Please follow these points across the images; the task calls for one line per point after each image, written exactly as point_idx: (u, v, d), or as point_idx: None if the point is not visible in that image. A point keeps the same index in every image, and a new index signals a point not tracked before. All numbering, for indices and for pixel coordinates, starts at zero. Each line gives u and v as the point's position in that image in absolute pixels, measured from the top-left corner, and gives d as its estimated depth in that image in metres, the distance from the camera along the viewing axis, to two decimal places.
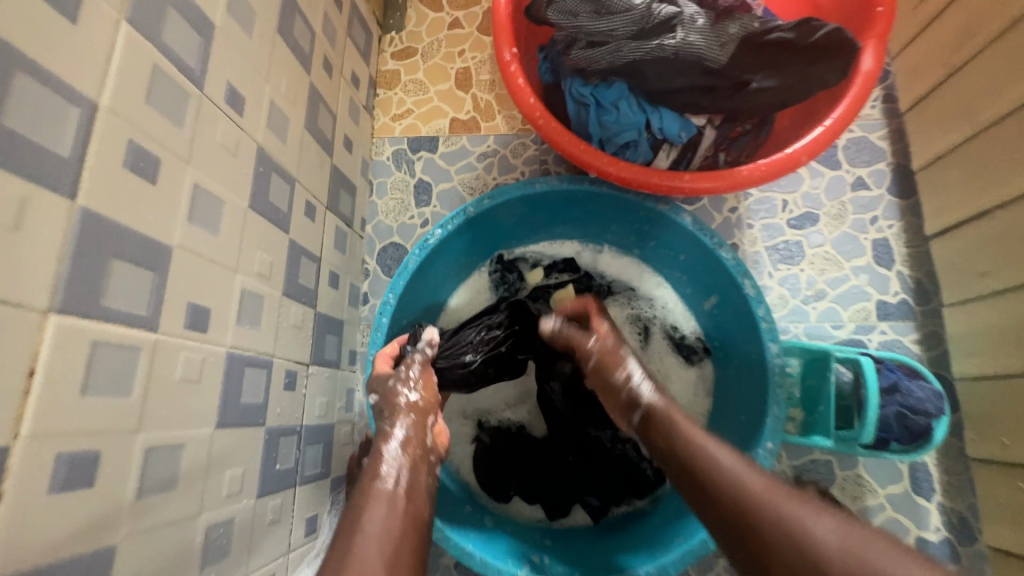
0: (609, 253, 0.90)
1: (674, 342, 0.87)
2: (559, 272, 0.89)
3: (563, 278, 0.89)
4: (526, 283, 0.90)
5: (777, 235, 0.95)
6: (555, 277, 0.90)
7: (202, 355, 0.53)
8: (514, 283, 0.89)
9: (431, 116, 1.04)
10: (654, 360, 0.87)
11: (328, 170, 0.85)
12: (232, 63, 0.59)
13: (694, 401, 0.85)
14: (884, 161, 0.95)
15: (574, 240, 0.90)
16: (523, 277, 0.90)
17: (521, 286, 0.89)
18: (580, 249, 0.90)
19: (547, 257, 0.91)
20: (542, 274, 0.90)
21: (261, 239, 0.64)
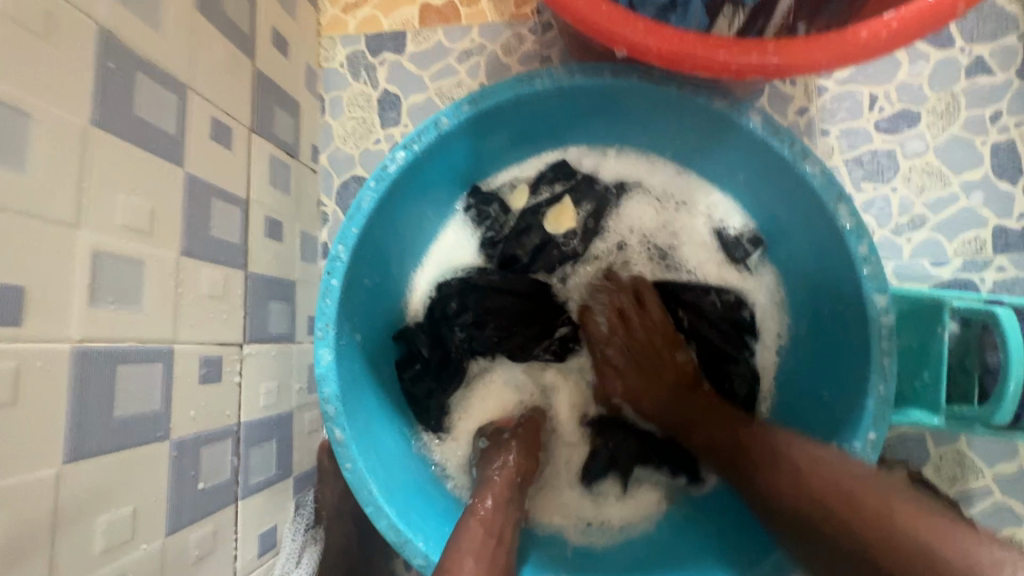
0: (624, 151, 0.65)
1: (732, 240, 0.64)
2: (550, 184, 0.66)
3: (558, 190, 0.66)
4: (511, 214, 0.67)
5: (861, 142, 0.71)
6: (547, 191, 0.66)
7: (15, 362, 0.34)
8: (498, 217, 0.67)
9: (395, 3, 0.78)
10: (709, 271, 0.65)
11: (250, 76, 0.62)
12: None
13: (763, 345, 0.64)
14: (1015, 34, 0.69)
15: (573, 146, 0.66)
16: (506, 206, 0.67)
17: (506, 218, 0.67)
18: (579, 152, 0.66)
19: (534, 172, 0.67)
20: (529, 193, 0.67)
21: (128, 176, 0.43)
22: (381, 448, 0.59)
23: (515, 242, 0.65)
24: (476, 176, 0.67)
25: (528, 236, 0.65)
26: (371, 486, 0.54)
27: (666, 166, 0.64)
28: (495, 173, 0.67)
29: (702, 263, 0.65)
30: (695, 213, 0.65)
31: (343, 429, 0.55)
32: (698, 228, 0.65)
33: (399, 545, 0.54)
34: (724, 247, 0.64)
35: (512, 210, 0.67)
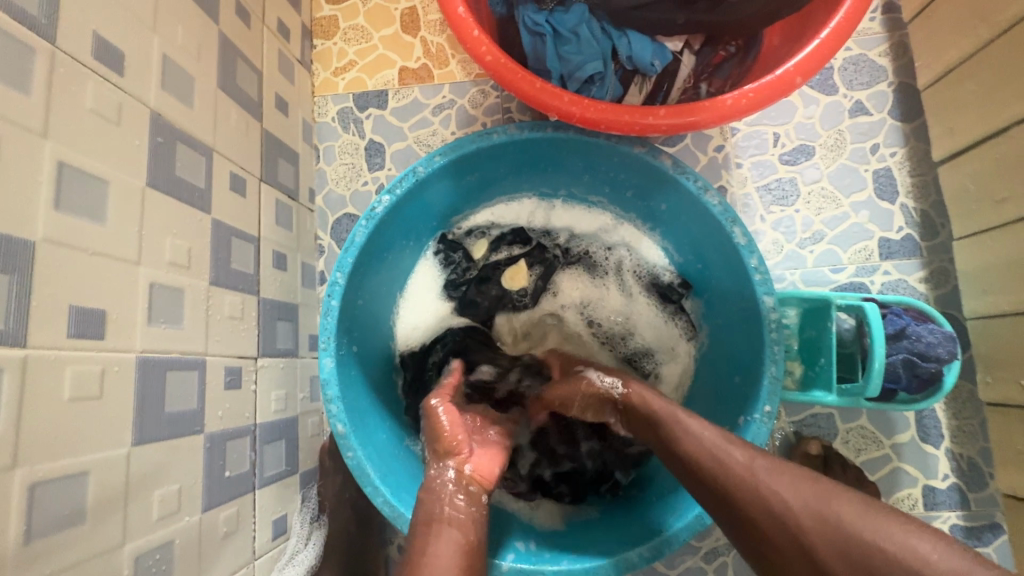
0: (564, 207, 0.81)
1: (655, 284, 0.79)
2: (508, 245, 0.82)
3: (515, 252, 0.82)
4: (475, 262, 0.82)
5: (769, 173, 0.85)
6: (505, 250, 0.83)
7: (99, 366, 0.45)
8: (460, 263, 0.82)
9: (378, 66, 0.93)
10: (637, 311, 0.80)
11: (258, 136, 0.74)
12: (96, 11, 0.48)
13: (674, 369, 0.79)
14: (886, 82, 0.85)
15: (524, 200, 0.81)
16: (471, 255, 0.82)
17: (470, 265, 0.82)
18: (530, 209, 0.81)
19: (496, 228, 0.83)
20: (490, 246, 0.83)
21: (171, 223, 0.55)
22: (375, 439, 0.70)
23: (477, 289, 0.81)
24: (446, 225, 0.82)
25: (487, 283, 0.81)
26: (368, 470, 0.65)
27: (601, 215, 0.80)
28: (460, 224, 0.82)
29: (630, 311, 0.80)
30: (627, 266, 0.80)
31: (343, 423, 0.66)
32: (624, 282, 0.80)
33: (393, 517, 0.65)
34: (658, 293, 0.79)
35: (475, 259, 0.83)
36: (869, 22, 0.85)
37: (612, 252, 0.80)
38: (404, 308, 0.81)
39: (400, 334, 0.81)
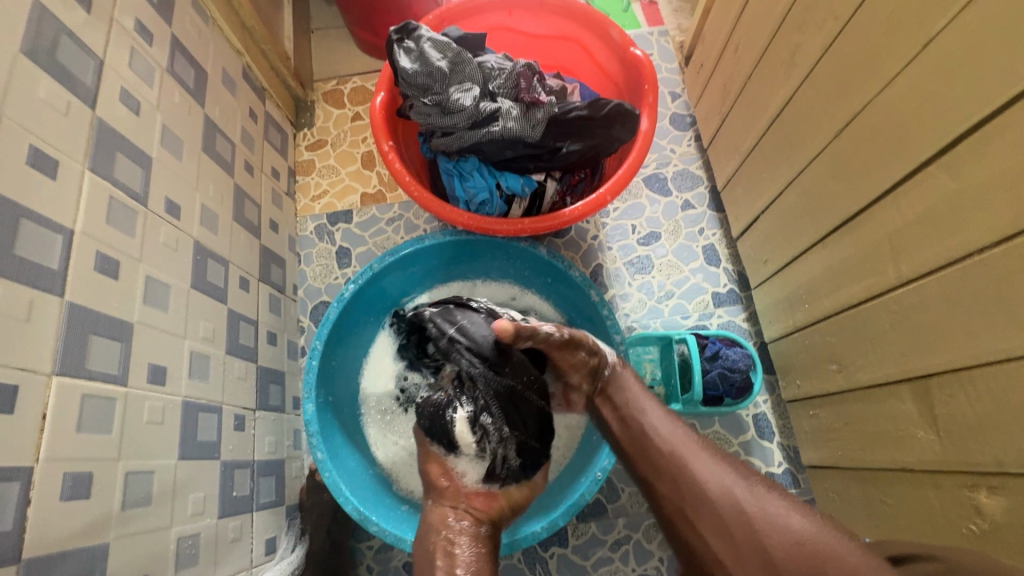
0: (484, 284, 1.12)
1: None
2: None
3: None
4: None
5: (631, 252, 1.19)
6: None
7: (162, 403, 0.69)
8: None
9: (345, 193, 1.26)
10: None
11: (257, 249, 1.04)
12: (167, 183, 0.79)
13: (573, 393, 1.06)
14: (703, 186, 1.23)
15: (455, 282, 1.12)
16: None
17: None
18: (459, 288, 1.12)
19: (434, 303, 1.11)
20: None
21: (204, 311, 0.82)
22: (345, 465, 0.94)
23: None
24: (398, 304, 1.11)
25: None
26: (341, 485, 0.88)
27: (512, 288, 1.11)
28: (408, 302, 1.11)
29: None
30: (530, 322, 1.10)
31: (322, 451, 0.90)
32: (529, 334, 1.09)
33: (361, 520, 0.87)
34: None
35: None
36: (686, 147, 1.26)
37: (524, 314, 1.09)
38: (368, 369, 1.07)
39: (368, 390, 1.06)
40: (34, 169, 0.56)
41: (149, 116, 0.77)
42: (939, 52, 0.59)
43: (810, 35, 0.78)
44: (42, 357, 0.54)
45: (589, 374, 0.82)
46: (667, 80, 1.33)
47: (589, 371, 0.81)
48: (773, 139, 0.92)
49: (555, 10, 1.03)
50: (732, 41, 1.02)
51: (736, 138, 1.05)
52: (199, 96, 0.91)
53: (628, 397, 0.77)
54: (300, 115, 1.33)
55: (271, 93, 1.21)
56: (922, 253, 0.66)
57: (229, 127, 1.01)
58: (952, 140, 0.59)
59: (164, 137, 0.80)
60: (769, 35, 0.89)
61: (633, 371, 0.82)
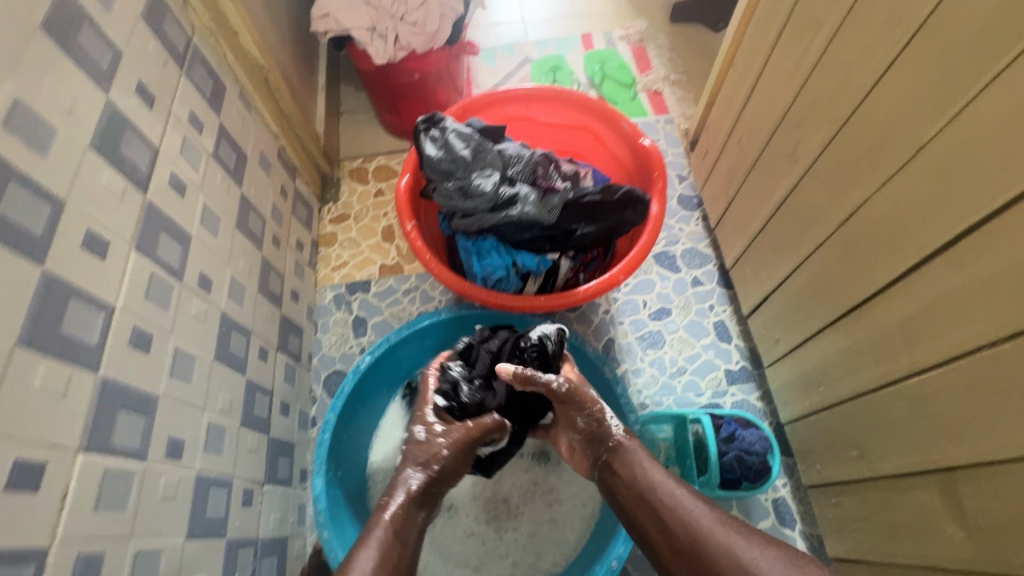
0: None
1: None
2: None
3: None
4: None
5: (642, 326, 1.21)
6: None
7: (177, 478, 0.69)
8: None
9: (364, 264, 1.31)
10: None
11: (278, 319, 1.07)
12: (203, 259, 0.83)
13: None
14: (711, 263, 1.26)
15: None
16: None
17: None
18: None
19: None
20: None
21: (224, 383, 0.83)
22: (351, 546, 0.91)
23: None
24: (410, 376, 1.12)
25: None
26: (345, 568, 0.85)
27: None
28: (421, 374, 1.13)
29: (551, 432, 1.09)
30: None
31: (327, 530, 0.87)
32: None
33: None
34: None
35: None
36: (693, 226, 1.31)
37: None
38: (377, 441, 1.06)
39: (376, 464, 1.05)
40: (88, 250, 0.60)
41: (193, 198, 0.82)
42: (929, 158, 0.63)
43: (809, 132, 0.84)
44: (73, 434, 0.55)
45: (590, 440, 0.81)
46: (674, 163, 1.41)
47: (589, 432, 0.81)
48: (779, 224, 0.96)
49: (570, 104, 1.12)
50: (735, 133, 1.09)
51: (743, 221, 1.09)
52: (238, 177, 0.98)
53: (638, 474, 0.74)
54: (326, 190, 1.41)
55: (302, 171, 1.29)
56: (934, 342, 0.67)
57: (262, 204, 1.07)
58: (952, 238, 0.62)
59: (204, 217, 0.85)
60: (770, 130, 0.95)
61: (644, 448, 0.78)
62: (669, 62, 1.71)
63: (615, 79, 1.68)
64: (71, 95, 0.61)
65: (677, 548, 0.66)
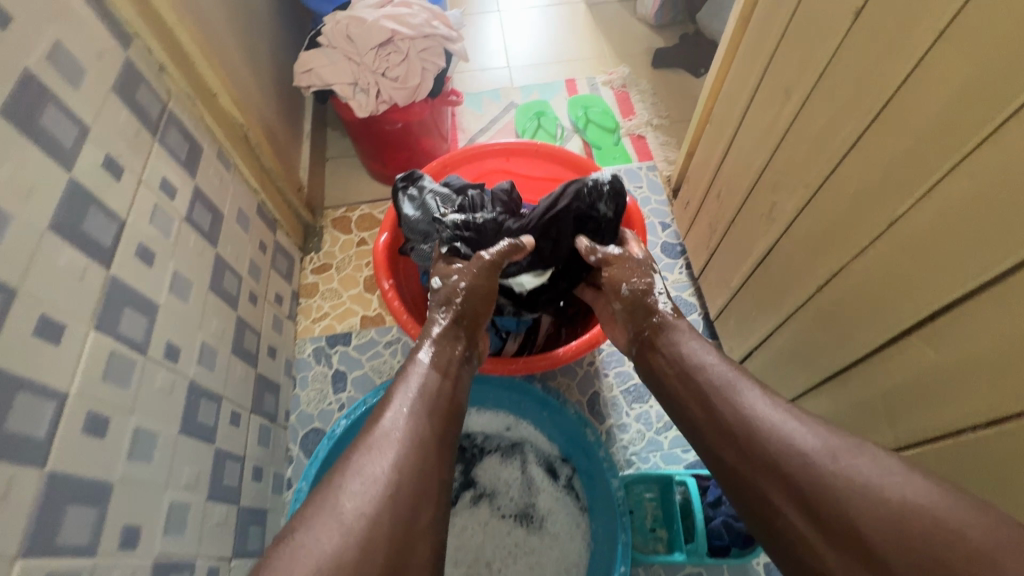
0: (478, 415, 1.11)
1: (547, 469, 1.06)
2: None
3: None
4: None
5: (627, 379, 1.18)
6: None
7: (131, 569, 0.66)
8: None
9: (345, 315, 1.29)
10: (537, 492, 1.05)
11: (252, 379, 1.04)
12: (171, 327, 0.81)
13: (574, 537, 1.01)
14: (696, 312, 1.25)
15: None
16: None
17: None
18: None
19: None
20: None
21: (190, 457, 0.80)
22: None
23: None
24: None
25: None
26: None
27: (507, 418, 1.10)
28: None
29: (534, 493, 1.05)
30: (528, 456, 1.08)
31: None
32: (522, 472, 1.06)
33: None
34: (547, 476, 1.06)
35: None
36: (677, 274, 1.30)
37: (518, 446, 1.09)
38: None
39: None
40: (39, 338, 0.58)
41: (162, 265, 0.81)
42: (900, 234, 0.63)
43: (784, 195, 0.84)
44: (9, 542, 0.51)
45: (634, 311, 0.83)
46: (656, 210, 1.41)
47: (636, 305, 0.83)
48: (760, 281, 0.95)
49: (550, 158, 1.12)
50: (714, 186, 1.09)
51: (725, 274, 1.08)
52: (212, 237, 0.97)
53: (684, 352, 0.75)
54: (308, 240, 1.40)
55: (283, 223, 1.28)
56: (918, 419, 0.66)
57: (238, 262, 1.05)
58: (928, 315, 0.61)
59: (174, 283, 0.83)
60: (746, 188, 0.95)
61: (690, 327, 0.79)
62: (652, 106, 1.74)
63: (598, 124, 1.70)
64: (29, 181, 0.60)
65: (713, 411, 0.67)
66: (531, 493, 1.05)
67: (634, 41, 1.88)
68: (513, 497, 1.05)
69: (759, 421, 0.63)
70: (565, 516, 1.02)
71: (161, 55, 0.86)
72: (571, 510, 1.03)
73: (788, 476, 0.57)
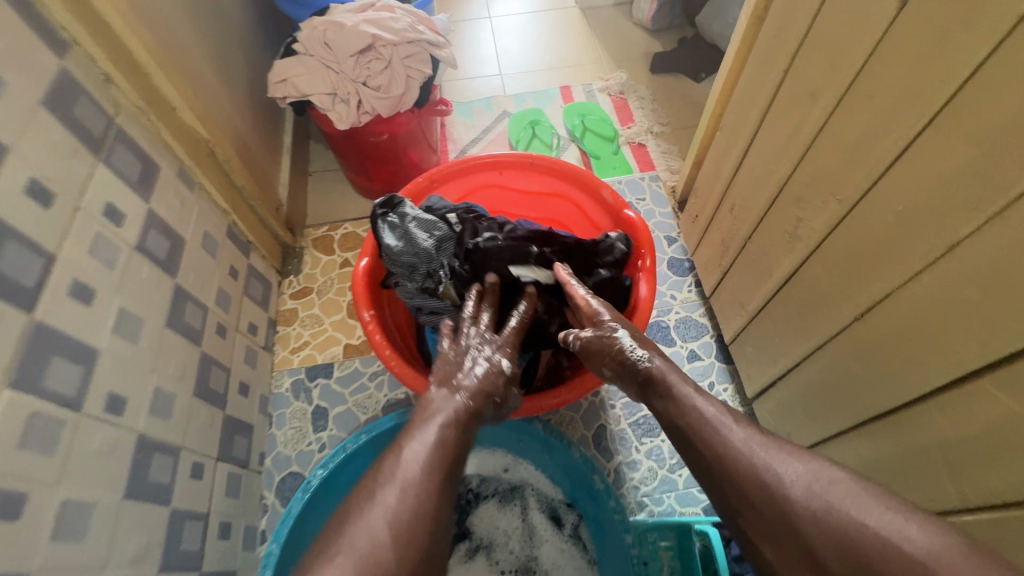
0: (474, 454, 1.00)
1: (551, 515, 0.96)
2: None
3: None
4: None
5: (636, 410, 1.08)
6: None
7: None
8: None
9: (327, 344, 1.19)
10: (541, 541, 0.94)
11: (219, 423, 0.93)
12: (114, 376, 0.70)
13: None
14: (708, 334, 1.15)
15: None
16: None
17: None
18: None
19: None
20: None
21: (136, 525, 0.70)
22: None
23: None
24: None
25: None
26: None
27: (506, 457, 1.00)
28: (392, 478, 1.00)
29: (536, 543, 0.94)
30: (530, 500, 0.97)
31: None
32: (523, 519, 0.96)
33: None
34: (552, 524, 0.95)
35: None
36: (687, 293, 1.20)
37: (518, 489, 0.98)
38: None
39: None
40: None
41: (104, 303, 0.71)
42: (962, 260, 0.53)
43: (811, 211, 0.74)
44: None
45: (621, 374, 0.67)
46: (662, 224, 1.31)
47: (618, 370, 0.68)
48: (784, 306, 0.85)
49: (547, 172, 1.02)
50: (727, 200, 1.00)
51: (743, 296, 0.98)
52: (171, 266, 0.86)
53: (676, 394, 0.62)
54: (287, 262, 1.30)
55: (258, 244, 1.18)
56: (993, 479, 0.56)
57: (203, 291, 0.95)
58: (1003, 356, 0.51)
59: (120, 323, 0.73)
60: (765, 202, 0.86)
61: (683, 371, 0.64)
62: (652, 113, 1.65)
63: (596, 132, 1.61)
64: None
65: (697, 450, 0.57)
66: (534, 543, 0.94)
67: (632, 45, 1.80)
68: (514, 549, 0.94)
69: (736, 452, 0.54)
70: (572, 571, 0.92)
71: (105, 63, 0.76)
72: (579, 563, 0.92)
73: (761, 511, 0.50)
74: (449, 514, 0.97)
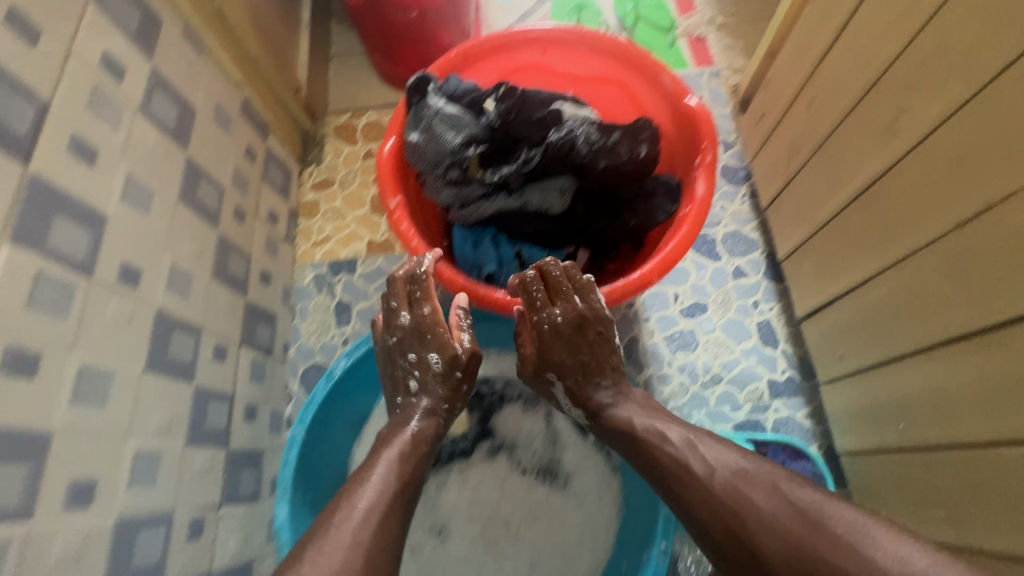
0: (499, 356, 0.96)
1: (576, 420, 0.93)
2: None
3: None
4: None
5: (672, 325, 1.02)
6: None
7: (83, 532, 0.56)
8: None
9: (349, 240, 1.14)
10: (564, 445, 0.93)
11: (240, 309, 0.90)
12: (127, 246, 0.66)
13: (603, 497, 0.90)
14: (758, 250, 1.06)
15: None
16: None
17: None
18: None
19: None
20: None
21: (160, 397, 0.69)
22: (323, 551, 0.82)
23: None
24: None
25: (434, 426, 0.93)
26: None
27: None
28: None
29: (559, 447, 0.93)
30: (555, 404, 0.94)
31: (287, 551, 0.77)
32: (547, 422, 0.94)
33: None
34: (576, 429, 0.93)
35: None
36: (740, 205, 1.09)
37: None
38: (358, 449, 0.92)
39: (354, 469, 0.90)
40: None
41: (109, 166, 0.64)
42: None
43: (924, 96, 0.62)
44: None
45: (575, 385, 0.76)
46: (718, 126, 1.17)
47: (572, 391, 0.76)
48: (863, 216, 0.75)
49: (597, 49, 0.89)
50: (806, 92, 0.86)
51: (810, 211, 0.88)
52: (182, 136, 0.79)
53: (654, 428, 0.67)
54: (307, 151, 1.21)
55: (276, 127, 1.09)
56: None
57: (219, 170, 0.88)
58: None
59: (128, 190, 0.67)
60: (857, 92, 0.73)
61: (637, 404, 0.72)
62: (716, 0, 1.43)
63: (650, 21, 1.41)
64: None
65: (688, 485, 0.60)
66: (557, 446, 0.93)
67: None
68: (536, 450, 0.93)
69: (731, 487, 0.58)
70: (594, 475, 0.91)
71: None
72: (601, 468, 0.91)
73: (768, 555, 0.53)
74: (471, 412, 0.95)
